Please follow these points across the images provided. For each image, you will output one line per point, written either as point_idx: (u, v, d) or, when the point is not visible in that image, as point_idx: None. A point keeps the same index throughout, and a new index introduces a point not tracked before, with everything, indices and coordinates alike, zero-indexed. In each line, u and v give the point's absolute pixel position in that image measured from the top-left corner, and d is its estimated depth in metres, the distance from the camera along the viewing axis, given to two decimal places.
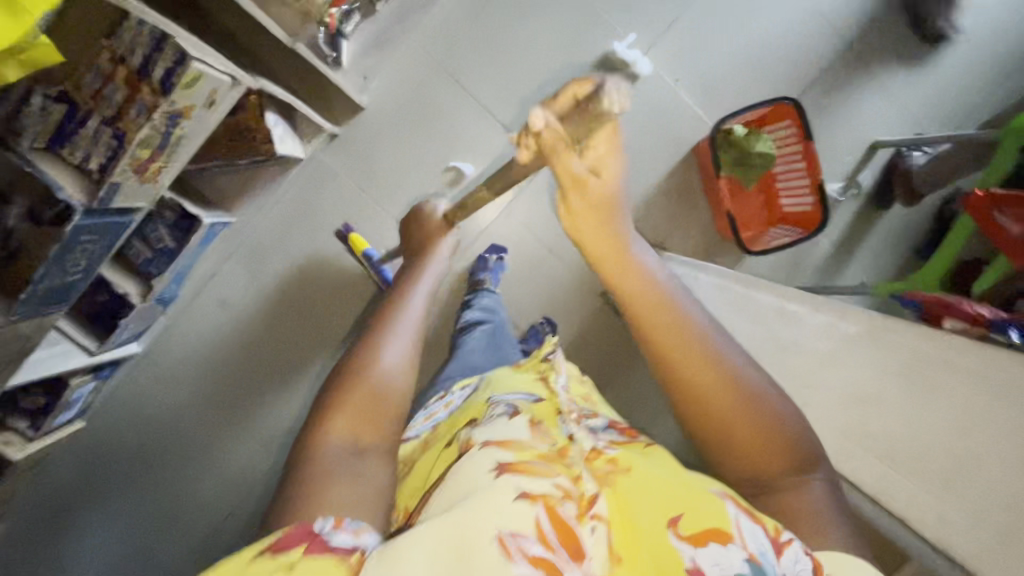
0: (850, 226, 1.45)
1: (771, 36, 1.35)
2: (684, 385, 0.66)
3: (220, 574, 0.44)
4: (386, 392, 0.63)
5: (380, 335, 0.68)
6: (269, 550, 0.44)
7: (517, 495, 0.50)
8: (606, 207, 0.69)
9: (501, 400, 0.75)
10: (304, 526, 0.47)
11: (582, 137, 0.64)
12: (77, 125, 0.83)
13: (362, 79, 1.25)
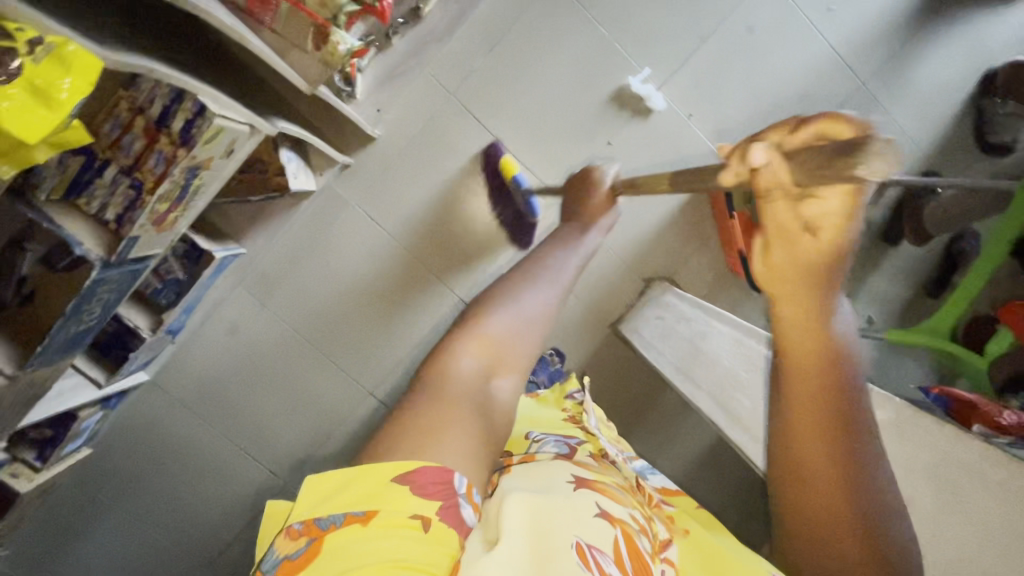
0: (859, 262, 1.45)
1: (786, 73, 1.35)
2: (799, 468, 0.65)
3: (354, 488, 0.55)
4: (509, 345, 0.73)
5: (491, 305, 0.76)
6: (405, 485, 0.54)
7: (598, 514, 0.61)
8: (815, 271, 0.57)
9: (543, 437, 0.87)
10: (443, 477, 0.56)
11: (805, 173, 0.51)
12: (94, 174, 0.82)
13: (376, 112, 1.24)
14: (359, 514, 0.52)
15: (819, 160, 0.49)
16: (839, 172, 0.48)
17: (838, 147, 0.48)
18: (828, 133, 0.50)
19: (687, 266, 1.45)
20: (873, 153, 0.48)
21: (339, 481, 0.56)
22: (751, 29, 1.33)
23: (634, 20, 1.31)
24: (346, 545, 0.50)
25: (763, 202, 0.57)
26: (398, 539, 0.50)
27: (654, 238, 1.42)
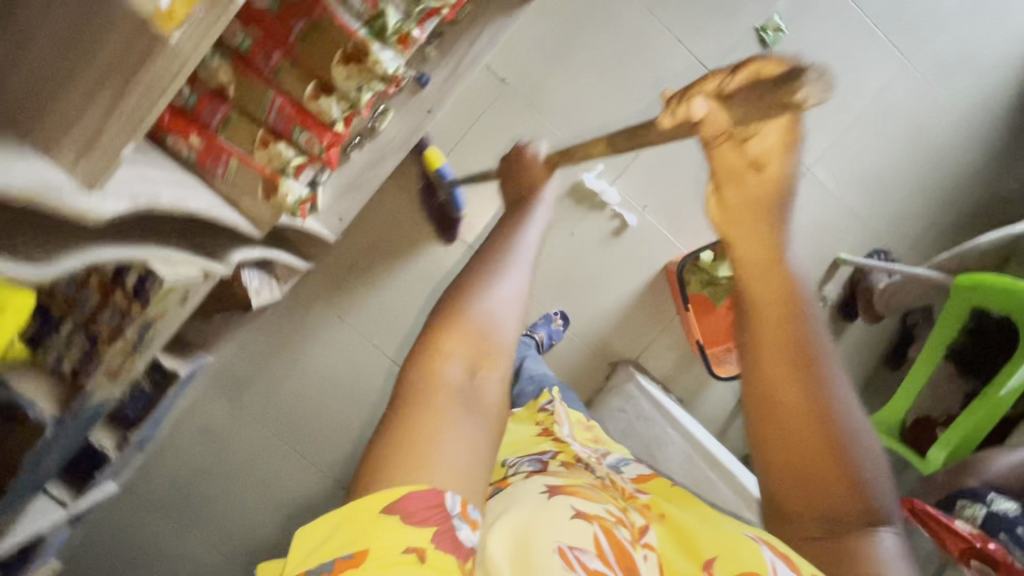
0: None
1: None
2: (765, 385, 0.62)
3: (343, 525, 0.45)
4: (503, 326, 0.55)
5: (495, 269, 0.58)
6: (398, 514, 0.43)
7: (574, 514, 0.55)
8: (760, 199, 0.63)
9: (520, 459, 0.77)
10: (432, 500, 0.45)
11: (741, 103, 0.60)
12: (54, 328, 0.88)
13: (338, 219, 1.26)
14: (348, 554, 0.43)
15: (757, 97, 0.59)
16: (781, 98, 0.57)
17: (769, 84, 0.58)
18: (761, 75, 0.60)
19: (651, 348, 1.49)
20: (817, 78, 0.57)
21: (323, 524, 0.46)
22: None
23: (586, 121, 1.38)
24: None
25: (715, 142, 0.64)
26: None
27: (617, 322, 1.46)
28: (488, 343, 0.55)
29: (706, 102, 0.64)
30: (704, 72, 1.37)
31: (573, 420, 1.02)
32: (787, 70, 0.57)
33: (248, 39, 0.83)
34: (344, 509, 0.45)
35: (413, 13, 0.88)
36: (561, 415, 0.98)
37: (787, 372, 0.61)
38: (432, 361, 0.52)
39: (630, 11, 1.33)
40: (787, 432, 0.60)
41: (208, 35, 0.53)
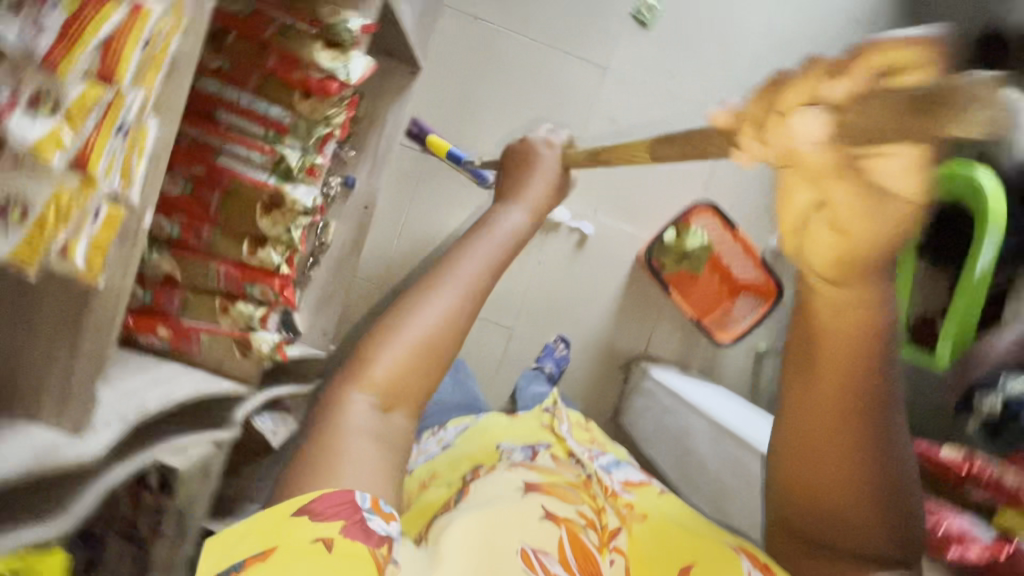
0: None
1: (661, 139, 1.45)
2: (813, 424, 0.57)
3: (257, 531, 0.51)
4: (438, 341, 0.66)
5: (433, 287, 0.68)
6: (307, 513, 0.51)
7: (543, 516, 0.63)
8: (894, 238, 0.40)
9: (514, 447, 0.91)
10: (343, 498, 0.53)
11: (849, 116, 0.36)
12: (99, 549, 0.91)
13: (323, 335, 1.32)
14: (261, 551, 0.49)
15: (891, 114, 0.34)
16: (933, 123, 0.34)
17: (911, 94, 0.33)
18: (873, 75, 0.35)
19: (656, 336, 1.50)
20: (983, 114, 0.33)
21: (239, 528, 0.53)
22: (615, 118, 1.44)
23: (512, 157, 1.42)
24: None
25: (839, 127, 0.37)
26: (314, 572, 0.47)
27: (613, 324, 1.48)
28: (414, 349, 0.65)
29: (840, 86, 0.36)
30: (602, 71, 1.42)
31: (575, 420, 1.13)
32: (929, 80, 0.33)
33: (176, 224, 0.90)
34: (261, 513, 0.53)
35: (311, 144, 0.94)
36: (561, 413, 1.09)
37: (834, 420, 0.55)
38: (372, 355, 0.65)
39: (512, 45, 1.39)
40: (821, 478, 0.58)
41: (127, 266, 0.61)
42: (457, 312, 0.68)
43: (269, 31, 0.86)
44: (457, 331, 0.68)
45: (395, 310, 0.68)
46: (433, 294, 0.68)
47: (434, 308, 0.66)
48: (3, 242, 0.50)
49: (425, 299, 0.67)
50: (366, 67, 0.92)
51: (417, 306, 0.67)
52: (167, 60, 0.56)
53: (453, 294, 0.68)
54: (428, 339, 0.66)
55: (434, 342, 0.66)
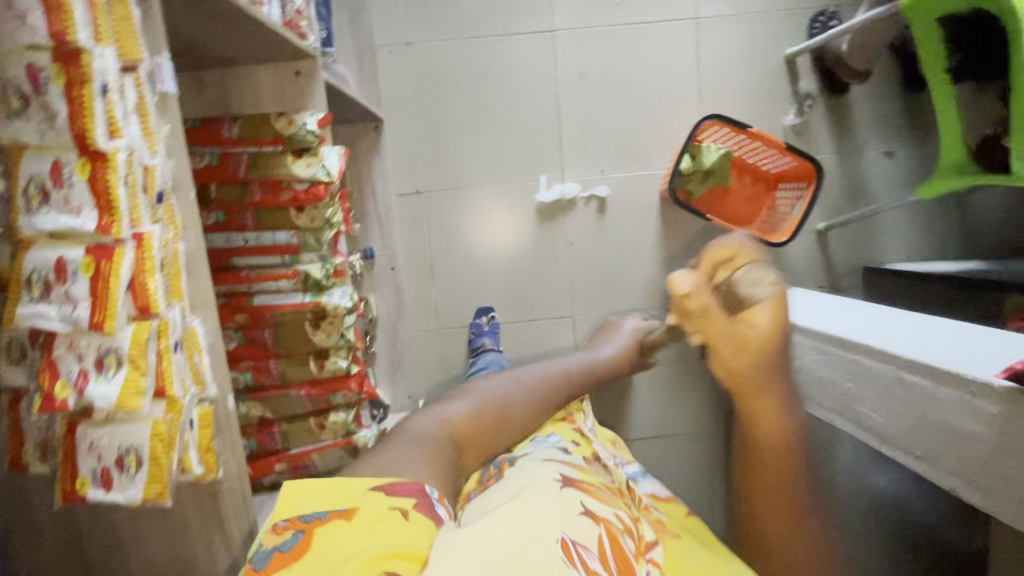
0: (833, 125, 1.40)
1: (638, 71, 1.37)
2: (769, 508, 0.73)
3: (336, 492, 0.59)
4: (505, 410, 0.91)
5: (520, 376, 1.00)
6: (383, 490, 0.59)
7: (581, 510, 0.61)
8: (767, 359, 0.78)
9: (542, 439, 0.91)
10: (414, 487, 0.61)
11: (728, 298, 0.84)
12: None
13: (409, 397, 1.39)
14: (343, 509, 0.56)
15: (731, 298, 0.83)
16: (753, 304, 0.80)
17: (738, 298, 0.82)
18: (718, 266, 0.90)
19: None
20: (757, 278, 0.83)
21: (320, 485, 0.60)
22: (584, 74, 1.37)
23: (500, 158, 1.38)
24: (333, 539, 0.51)
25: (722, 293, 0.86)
26: (382, 532, 0.53)
27: (665, 269, 1.44)
28: (492, 415, 0.89)
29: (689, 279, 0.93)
30: (550, 34, 1.35)
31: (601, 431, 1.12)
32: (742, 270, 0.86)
33: (247, 372, 0.95)
34: (330, 490, 0.59)
35: (326, 250, 0.93)
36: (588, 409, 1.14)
37: (776, 501, 0.72)
38: (443, 408, 0.86)
39: (455, 52, 1.34)
40: (773, 531, 0.73)
41: (233, 447, 0.65)
42: (533, 401, 0.96)
43: (242, 169, 0.88)
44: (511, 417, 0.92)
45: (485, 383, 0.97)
46: (496, 380, 0.98)
47: (504, 387, 0.95)
48: (134, 489, 0.54)
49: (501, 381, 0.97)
50: (339, 155, 0.92)
51: (495, 383, 0.96)
52: (182, 265, 0.59)
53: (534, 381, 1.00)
54: (487, 421, 0.87)
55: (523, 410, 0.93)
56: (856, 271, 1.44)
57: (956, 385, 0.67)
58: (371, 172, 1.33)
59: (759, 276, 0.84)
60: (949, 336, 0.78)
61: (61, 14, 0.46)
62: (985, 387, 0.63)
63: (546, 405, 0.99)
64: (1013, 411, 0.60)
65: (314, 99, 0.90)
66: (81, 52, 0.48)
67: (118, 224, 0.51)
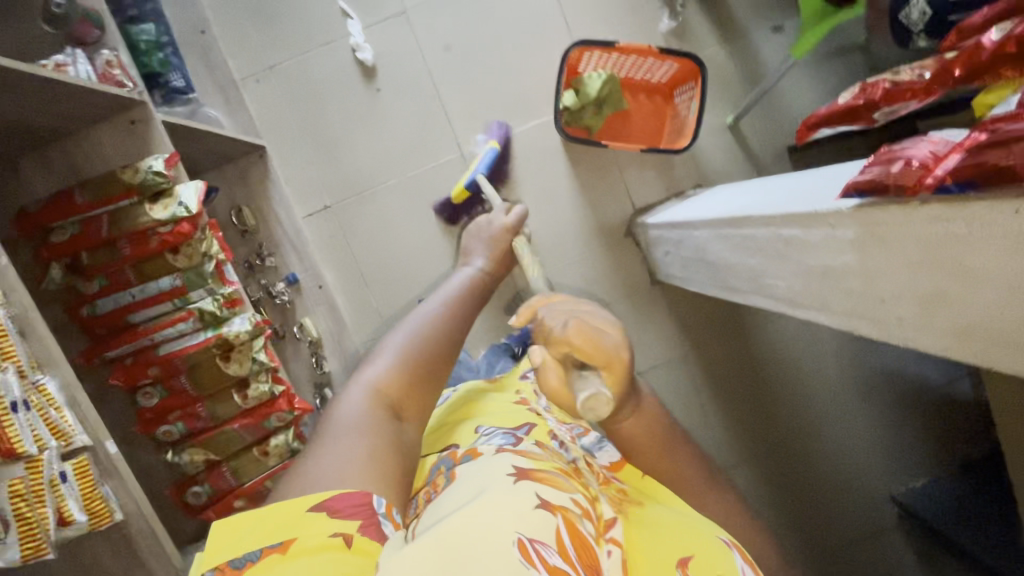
0: (710, 19, 1.36)
1: (502, 24, 1.35)
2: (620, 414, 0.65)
3: (269, 519, 0.51)
4: (443, 360, 0.69)
5: (445, 302, 0.75)
6: (324, 510, 0.50)
7: (538, 504, 0.52)
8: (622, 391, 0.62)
9: (492, 429, 0.76)
10: (358, 499, 0.52)
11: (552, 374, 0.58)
12: None
13: None
14: (278, 543, 0.49)
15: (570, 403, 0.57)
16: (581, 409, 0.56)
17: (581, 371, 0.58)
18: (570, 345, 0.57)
19: (632, 188, 1.41)
20: (591, 402, 0.56)
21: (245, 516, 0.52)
22: (449, 44, 1.36)
23: (394, 152, 1.38)
24: None
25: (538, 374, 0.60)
26: (321, 565, 0.46)
27: (587, 209, 1.40)
28: (428, 358, 0.68)
29: (537, 355, 0.59)
30: (404, 16, 1.34)
31: None
32: (597, 358, 0.57)
33: (178, 422, 0.96)
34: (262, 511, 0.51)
35: (212, 283, 0.93)
36: (540, 379, 0.99)
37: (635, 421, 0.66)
38: (360, 376, 0.65)
39: (317, 64, 1.34)
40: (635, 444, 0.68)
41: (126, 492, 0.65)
42: (460, 322, 0.74)
43: (105, 229, 0.89)
44: (451, 352, 0.70)
45: (405, 322, 0.71)
46: (428, 313, 0.72)
47: (437, 318, 0.72)
48: (9, 550, 0.57)
49: (412, 320, 0.71)
50: (196, 190, 0.90)
51: (422, 314, 0.73)
52: (7, 330, 0.59)
53: (456, 313, 0.75)
54: (432, 355, 0.68)
55: (448, 351, 0.70)
56: (781, 154, 1.38)
57: (819, 223, 0.63)
58: (269, 202, 1.32)
59: (602, 397, 0.55)
60: (823, 181, 0.74)
61: None
62: (837, 215, 0.59)
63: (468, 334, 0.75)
64: (867, 232, 0.56)
65: (158, 143, 0.91)
66: None
67: None
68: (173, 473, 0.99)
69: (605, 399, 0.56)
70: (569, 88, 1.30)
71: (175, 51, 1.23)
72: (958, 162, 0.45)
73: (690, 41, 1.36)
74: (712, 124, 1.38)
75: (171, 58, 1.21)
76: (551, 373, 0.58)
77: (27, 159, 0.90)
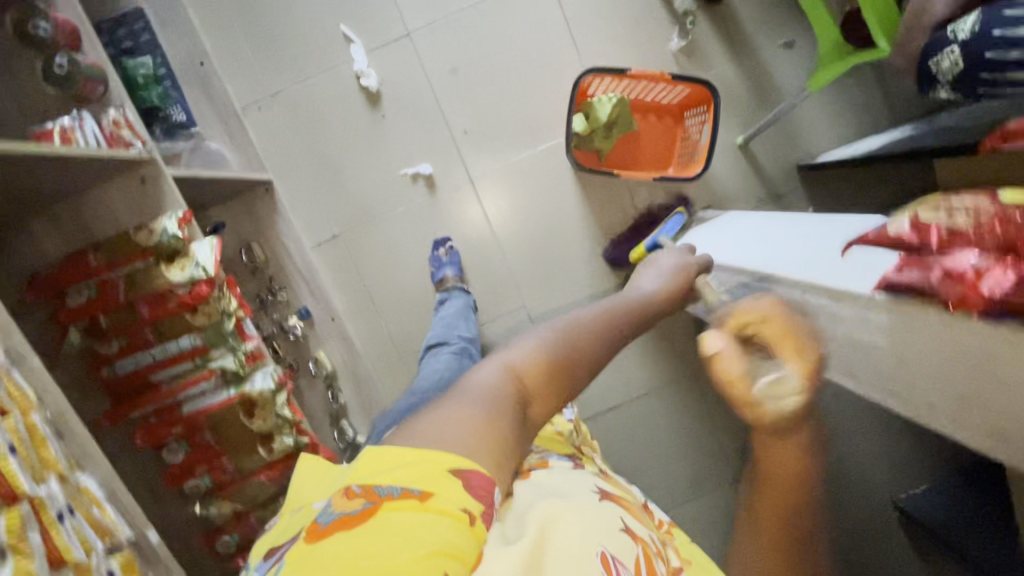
0: (721, 36, 1.33)
1: (510, 46, 1.32)
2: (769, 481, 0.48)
3: (419, 462, 0.45)
4: (576, 360, 0.58)
5: (599, 313, 0.65)
6: (461, 478, 0.45)
7: (621, 526, 0.54)
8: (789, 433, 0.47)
9: (546, 450, 0.75)
10: (488, 483, 0.46)
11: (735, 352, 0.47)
12: None
13: None
14: (417, 490, 0.43)
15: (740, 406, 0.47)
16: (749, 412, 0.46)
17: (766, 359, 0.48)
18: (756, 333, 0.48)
19: (642, 209, 1.39)
20: (770, 396, 0.45)
21: (393, 452, 0.47)
22: (456, 66, 1.32)
23: (402, 177, 1.35)
24: (401, 523, 0.41)
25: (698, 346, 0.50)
26: (442, 530, 0.42)
27: (598, 230, 1.39)
28: (566, 354, 0.58)
29: (720, 339, 0.48)
30: (408, 39, 1.30)
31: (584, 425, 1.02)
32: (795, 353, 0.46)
33: (203, 477, 0.96)
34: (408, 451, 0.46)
35: (233, 340, 0.93)
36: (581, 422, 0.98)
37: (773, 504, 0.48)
38: (495, 356, 0.58)
39: (319, 90, 1.30)
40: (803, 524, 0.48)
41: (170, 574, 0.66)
42: (604, 335, 0.63)
43: (122, 292, 0.88)
44: (590, 351, 0.60)
45: (556, 318, 0.63)
46: (575, 314, 0.64)
47: (581, 319, 0.63)
48: None
49: (564, 318, 0.63)
50: (211, 248, 0.89)
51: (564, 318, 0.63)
52: (45, 433, 0.59)
53: (604, 322, 0.64)
54: (574, 355, 0.59)
55: (583, 346, 0.59)
56: (791, 172, 1.37)
57: (850, 302, 0.64)
58: (277, 235, 1.31)
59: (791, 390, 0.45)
60: (850, 243, 0.74)
61: None
62: (870, 300, 0.60)
63: (617, 341, 0.64)
64: (902, 321, 0.57)
65: (170, 200, 0.89)
66: None
67: None
68: (197, 524, 0.99)
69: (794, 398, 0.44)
70: (580, 112, 1.27)
71: (175, 84, 1.20)
72: (1011, 289, 0.49)
73: (701, 60, 1.34)
74: (723, 144, 1.37)
75: (171, 92, 1.19)
76: (734, 370, 0.46)
77: (36, 221, 0.87)
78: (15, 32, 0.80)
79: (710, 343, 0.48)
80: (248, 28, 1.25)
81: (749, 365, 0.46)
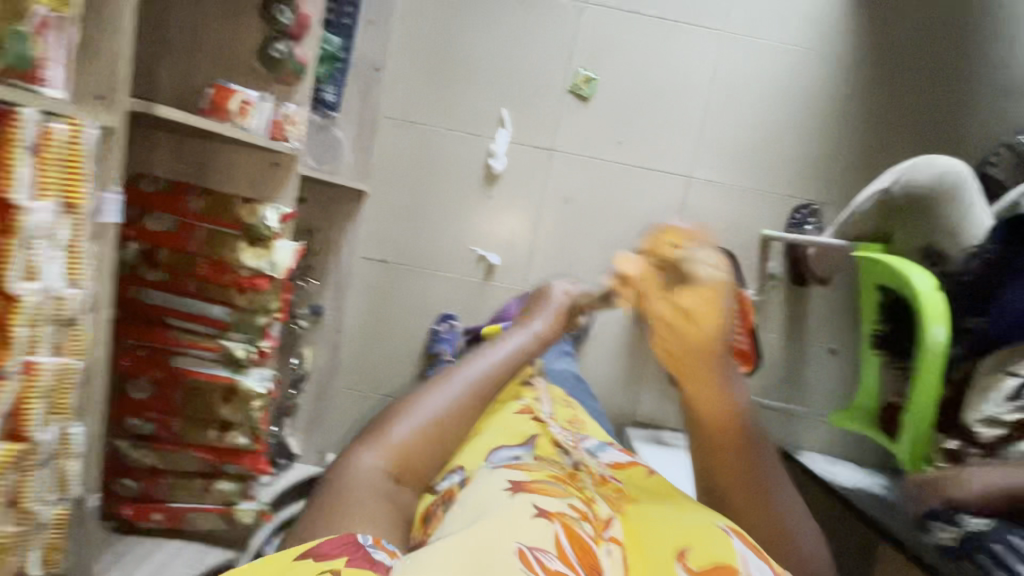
0: (787, 310, 1.44)
1: (622, 209, 1.41)
2: (697, 418, 0.65)
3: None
4: (447, 421, 0.64)
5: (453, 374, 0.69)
6: (312, 556, 0.47)
7: (535, 514, 0.55)
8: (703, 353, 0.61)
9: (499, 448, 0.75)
10: (343, 540, 0.49)
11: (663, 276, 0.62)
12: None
13: None
14: None
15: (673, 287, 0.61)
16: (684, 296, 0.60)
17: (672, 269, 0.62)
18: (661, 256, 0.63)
19: (644, 401, 1.47)
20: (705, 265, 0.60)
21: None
22: (570, 196, 1.41)
23: (469, 251, 1.41)
24: None
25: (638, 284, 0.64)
26: None
27: (598, 395, 1.46)
28: (436, 431, 0.63)
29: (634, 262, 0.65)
30: (547, 152, 1.39)
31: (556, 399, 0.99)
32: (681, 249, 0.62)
33: (149, 423, 0.97)
34: (253, 564, 0.47)
35: (254, 333, 0.96)
36: (545, 390, 0.95)
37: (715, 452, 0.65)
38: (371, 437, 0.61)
39: (451, 143, 1.37)
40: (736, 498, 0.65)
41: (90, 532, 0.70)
42: (465, 400, 0.66)
43: (195, 243, 0.91)
44: (470, 414, 0.67)
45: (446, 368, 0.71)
46: (444, 386, 0.67)
47: (449, 396, 0.65)
48: None
49: (428, 390, 0.66)
50: (292, 251, 0.96)
51: (434, 389, 0.66)
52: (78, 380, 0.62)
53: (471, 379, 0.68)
54: (442, 421, 0.64)
55: (461, 418, 0.65)
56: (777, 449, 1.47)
57: None
58: (341, 234, 1.36)
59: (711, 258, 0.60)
60: None
61: (3, 175, 0.50)
62: None
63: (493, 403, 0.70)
64: None
65: (283, 192, 0.96)
66: (16, 207, 0.51)
67: (11, 356, 0.53)
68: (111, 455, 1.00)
69: (716, 267, 0.60)
70: None
71: (343, 69, 1.22)
72: None
73: (761, 317, 1.45)
74: None
75: (335, 75, 1.20)
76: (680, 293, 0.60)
77: (164, 143, 0.92)
78: (260, 7, 0.86)
79: (625, 267, 0.66)
80: (429, 65, 1.34)
81: (671, 271, 0.62)
